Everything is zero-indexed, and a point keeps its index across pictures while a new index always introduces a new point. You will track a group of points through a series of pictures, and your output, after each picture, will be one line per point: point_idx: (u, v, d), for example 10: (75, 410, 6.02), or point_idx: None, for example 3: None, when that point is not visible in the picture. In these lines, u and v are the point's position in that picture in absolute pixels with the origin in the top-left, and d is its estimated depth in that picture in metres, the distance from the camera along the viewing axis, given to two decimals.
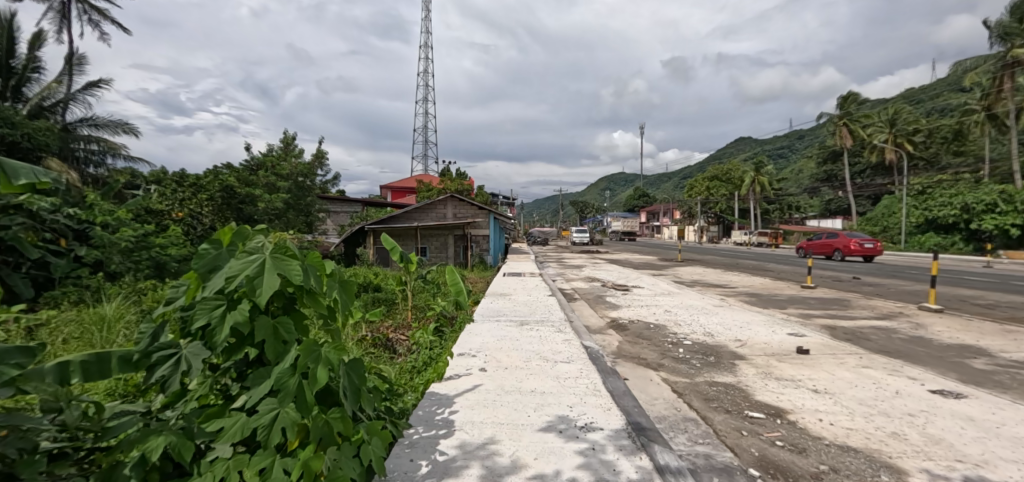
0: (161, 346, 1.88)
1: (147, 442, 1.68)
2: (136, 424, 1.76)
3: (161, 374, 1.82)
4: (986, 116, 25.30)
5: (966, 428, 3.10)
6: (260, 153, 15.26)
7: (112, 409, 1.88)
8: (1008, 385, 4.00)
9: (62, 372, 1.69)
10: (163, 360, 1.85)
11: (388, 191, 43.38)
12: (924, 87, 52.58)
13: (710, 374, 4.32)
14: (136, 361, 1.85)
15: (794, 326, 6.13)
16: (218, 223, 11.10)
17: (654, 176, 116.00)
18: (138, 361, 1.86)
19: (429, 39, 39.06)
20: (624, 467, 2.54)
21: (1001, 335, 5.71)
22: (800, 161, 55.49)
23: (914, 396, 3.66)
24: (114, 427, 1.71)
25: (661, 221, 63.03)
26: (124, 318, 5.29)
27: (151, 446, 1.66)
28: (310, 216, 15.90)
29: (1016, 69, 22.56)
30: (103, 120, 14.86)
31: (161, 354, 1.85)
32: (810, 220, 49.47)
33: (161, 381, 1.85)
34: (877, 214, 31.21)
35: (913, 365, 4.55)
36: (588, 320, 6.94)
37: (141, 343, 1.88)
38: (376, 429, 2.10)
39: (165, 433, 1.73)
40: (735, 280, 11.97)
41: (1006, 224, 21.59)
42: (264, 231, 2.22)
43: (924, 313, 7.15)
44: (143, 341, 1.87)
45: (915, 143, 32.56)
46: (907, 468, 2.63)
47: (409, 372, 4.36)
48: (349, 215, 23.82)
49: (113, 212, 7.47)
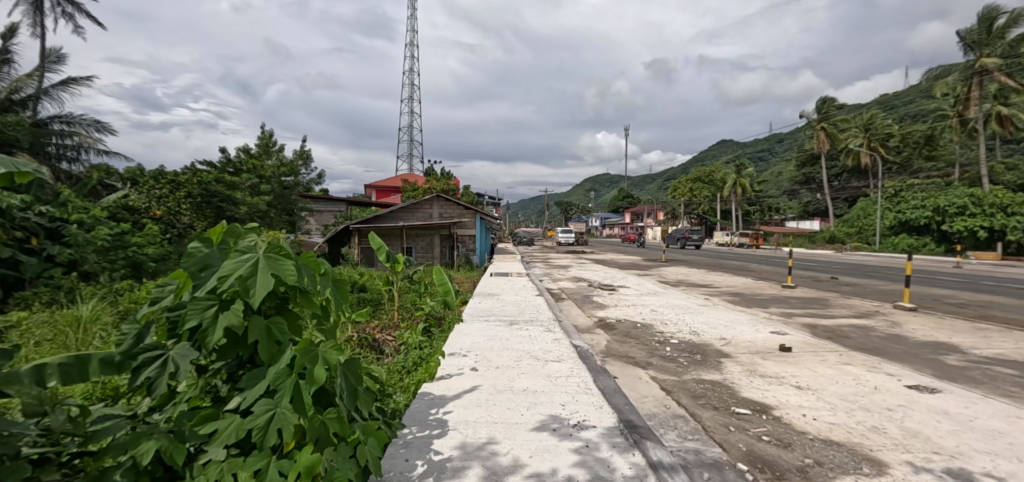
0: (147, 348, 1.86)
1: (138, 445, 1.67)
2: (124, 428, 1.74)
3: (148, 376, 1.81)
4: (958, 122, 26.10)
5: (940, 421, 3.24)
6: (241, 153, 14.96)
7: (96, 412, 1.85)
8: (979, 380, 4.19)
9: (39, 374, 1.64)
10: (149, 361, 1.84)
11: (373, 191, 43.37)
12: (898, 95, 54.37)
13: (696, 372, 4.41)
14: (118, 362, 1.83)
15: (776, 325, 6.28)
16: (198, 221, 10.96)
17: (637, 179, 118.01)
18: (121, 363, 1.85)
19: (415, 39, 39.08)
20: (619, 464, 2.59)
21: (973, 333, 5.96)
22: (781, 165, 57.03)
23: (893, 391, 3.80)
24: (100, 431, 1.69)
25: (645, 223, 63.91)
26: (100, 319, 5.21)
27: (143, 451, 1.66)
28: (293, 215, 15.56)
29: (986, 77, 23.37)
30: (77, 118, 14.36)
31: (148, 355, 1.84)
32: (789, 222, 50.91)
33: (149, 383, 1.83)
34: (853, 216, 31.94)
35: (890, 361, 4.72)
36: (576, 319, 7.02)
37: (123, 345, 1.86)
38: (372, 430, 2.12)
39: (156, 435, 1.72)
40: (718, 279, 12.23)
41: (976, 227, 22.53)
42: (257, 229, 2.20)
43: (899, 312, 7.42)
44: (126, 342, 1.85)
45: (887, 147, 33.77)
46: (888, 460, 2.74)
47: (399, 372, 4.39)
48: (334, 214, 23.51)
49: (87, 209, 7.21)
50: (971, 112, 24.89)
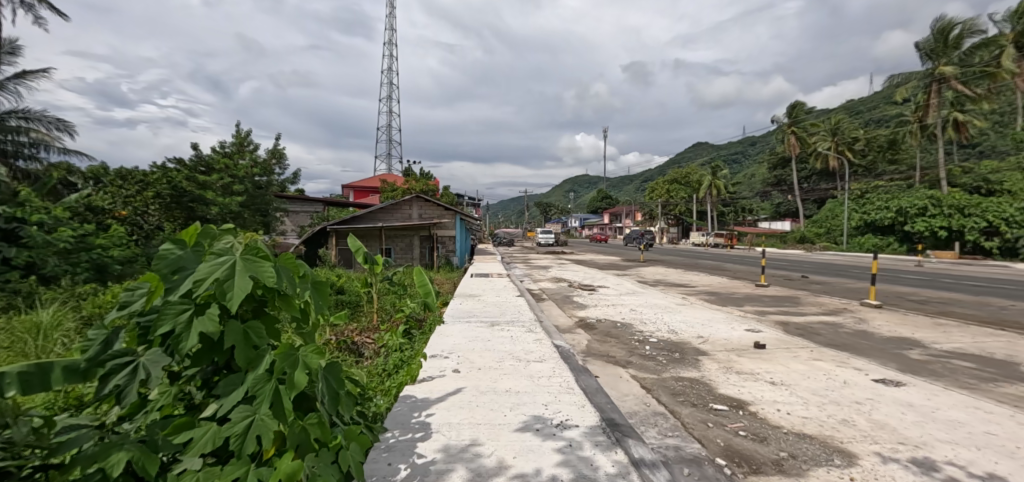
0: (115, 354, 1.80)
1: (107, 457, 1.62)
2: (91, 438, 1.68)
3: (116, 384, 1.75)
4: (918, 127, 26.96)
5: (905, 413, 3.40)
6: (212, 151, 14.51)
7: (62, 423, 1.78)
8: (940, 373, 4.40)
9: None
10: (118, 368, 1.78)
11: (350, 191, 42.74)
12: (862, 101, 56.50)
13: (675, 370, 4.51)
14: (84, 370, 1.76)
15: (751, 323, 6.46)
16: (166, 221, 10.69)
17: (615, 181, 119.49)
18: (87, 370, 1.78)
19: (393, 37, 38.67)
20: (602, 462, 2.63)
21: (933, 328, 6.25)
22: (754, 167, 58.50)
23: (861, 385, 3.96)
24: (66, 442, 1.63)
25: (623, 224, 64.72)
26: (62, 325, 5.00)
27: (112, 462, 1.61)
28: (267, 216, 15.18)
29: (944, 84, 24.34)
30: (36, 114, 13.72)
31: (115, 362, 1.78)
32: (762, 222, 52.24)
33: (116, 392, 1.77)
34: (821, 217, 33.01)
35: (858, 357, 4.91)
36: (557, 319, 7.08)
37: (89, 351, 1.80)
38: (354, 435, 2.10)
39: (126, 447, 1.67)
40: (696, 279, 12.49)
41: (936, 227, 23.53)
42: (232, 231, 2.16)
43: (865, 308, 7.73)
44: (93, 349, 1.79)
45: (853, 150, 35.03)
46: (857, 451, 2.86)
47: (379, 375, 4.36)
48: (310, 215, 23.05)
49: (48, 209, 6.90)
50: (930, 117, 25.94)
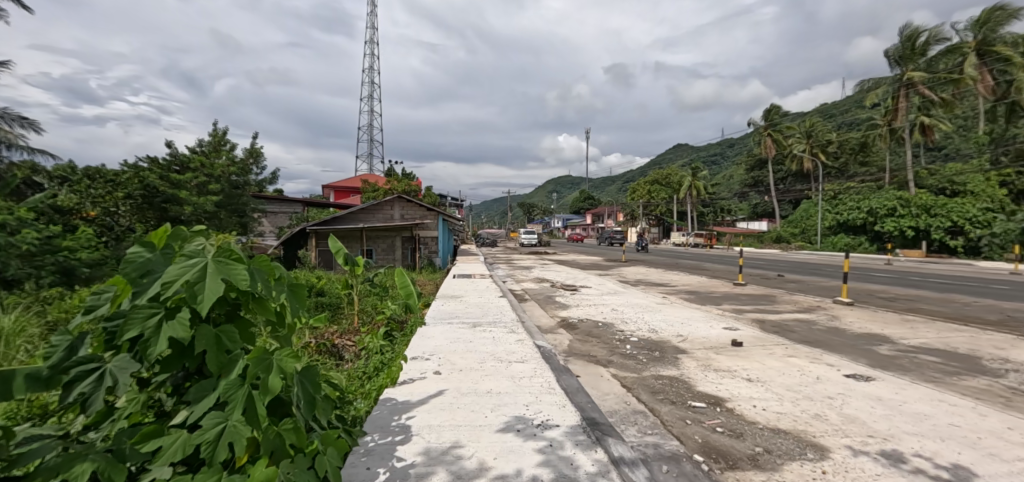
0: (81, 360, 1.76)
1: (71, 467, 1.58)
2: (54, 449, 1.64)
3: (81, 392, 1.71)
4: (888, 130, 27.62)
5: (875, 407, 3.51)
6: (186, 151, 14.14)
7: (23, 433, 1.73)
8: (908, 368, 4.55)
9: None
10: (83, 375, 1.74)
11: (330, 192, 42.19)
12: (836, 104, 57.91)
13: (655, 368, 4.58)
14: (47, 377, 1.71)
15: (729, 321, 6.58)
16: (137, 222, 10.40)
17: (597, 181, 120.33)
18: (50, 377, 1.72)
19: (373, 37, 38.25)
20: (582, 461, 2.66)
21: (901, 324, 6.46)
22: (732, 168, 59.57)
23: (833, 381, 4.07)
24: (28, 453, 1.58)
25: (605, 224, 65.21)
26: (25, 332, 4.83)
27: (76, 472, 1.56)
28: (245, 217, 14.86)
29: (912, 90, 25.00)
30: None
31: (80, 369, 1.74)
32: (740, 222, 53.21)
33: (82, 400, 1.73)
34: (797, 217, 33.77)
35: (830, 353, 5.04)
36: (539, 319, 7.11)
37: (52, 358, 1.75)
38: (331, 439, 2.08)
39: (91, 457, 1.63)
40: (675, 278, 12.67)
41: (904, 227, 24.27)
42: (203, 233, 2.12)
43: (838, 306, 7.94)
44: (56, 355, 1.74)
45: (827, 153, 35.89)
46: (829, 445, 2.94)
47: (359, 378, 4.33)
48: (289, 216, 22.66)
49: (10, 211, 6.66)
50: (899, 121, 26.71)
